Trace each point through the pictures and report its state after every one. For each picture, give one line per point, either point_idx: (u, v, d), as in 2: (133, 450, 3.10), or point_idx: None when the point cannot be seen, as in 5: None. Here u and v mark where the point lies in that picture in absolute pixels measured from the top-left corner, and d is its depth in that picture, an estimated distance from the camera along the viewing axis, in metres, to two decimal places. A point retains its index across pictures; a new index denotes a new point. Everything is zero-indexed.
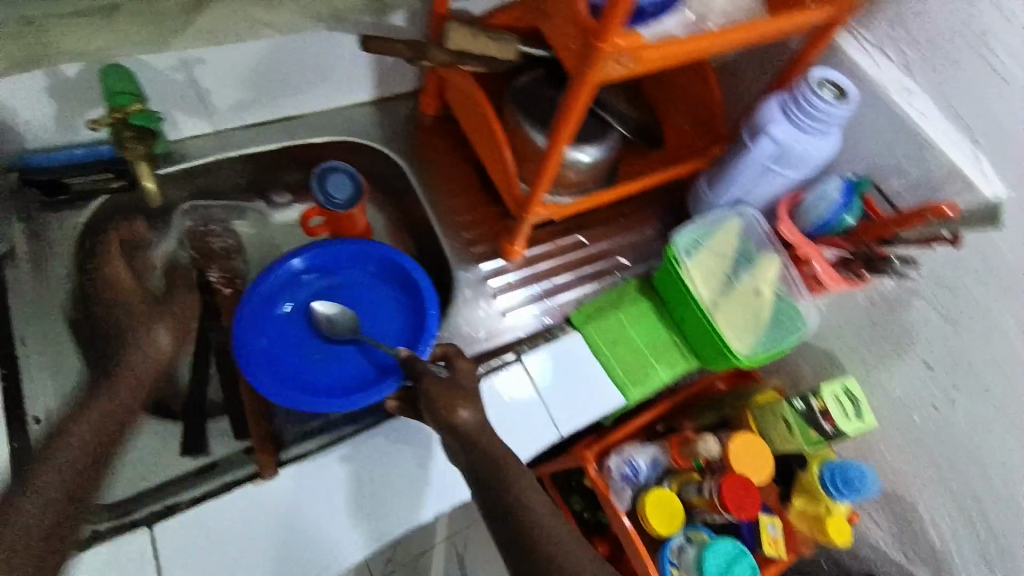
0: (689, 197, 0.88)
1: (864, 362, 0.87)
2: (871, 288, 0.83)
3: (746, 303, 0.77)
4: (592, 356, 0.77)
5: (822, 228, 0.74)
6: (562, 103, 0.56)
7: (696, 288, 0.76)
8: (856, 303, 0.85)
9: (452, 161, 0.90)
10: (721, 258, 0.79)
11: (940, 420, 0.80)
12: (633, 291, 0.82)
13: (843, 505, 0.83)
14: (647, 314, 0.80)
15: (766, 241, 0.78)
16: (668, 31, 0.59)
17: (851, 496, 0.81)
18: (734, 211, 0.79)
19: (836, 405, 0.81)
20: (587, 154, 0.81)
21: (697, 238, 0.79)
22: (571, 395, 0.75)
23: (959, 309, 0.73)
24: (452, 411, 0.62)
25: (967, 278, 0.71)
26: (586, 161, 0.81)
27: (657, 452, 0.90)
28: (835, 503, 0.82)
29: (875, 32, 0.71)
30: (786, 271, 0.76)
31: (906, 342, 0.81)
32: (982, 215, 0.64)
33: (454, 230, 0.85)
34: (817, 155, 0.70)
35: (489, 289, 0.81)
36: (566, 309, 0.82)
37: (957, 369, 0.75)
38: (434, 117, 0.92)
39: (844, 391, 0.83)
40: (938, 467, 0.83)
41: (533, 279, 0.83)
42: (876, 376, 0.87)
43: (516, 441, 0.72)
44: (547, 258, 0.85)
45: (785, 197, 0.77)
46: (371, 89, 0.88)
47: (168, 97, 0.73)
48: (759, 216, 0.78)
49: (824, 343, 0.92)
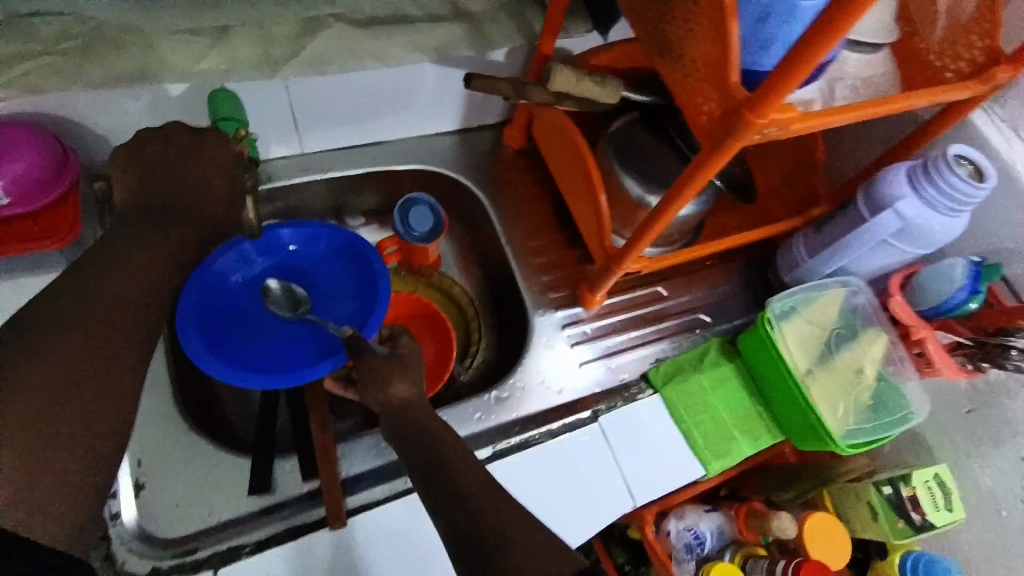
0: (778, 258, 0.83)
1: (959, 452, 0.80)
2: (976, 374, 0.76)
3: (842, 381, 0.72)
4: (671, 421, 0.73)
5: (941, 311, 0.69)
6: (697, 161, 0.52)
7: (793, 360, 0.71)
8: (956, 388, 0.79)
9: (532, 199, 0.87)
10: (818, 330, 0.74)
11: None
12: (718, 354, 0.76)
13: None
14: (730, 379, 0.75)
15: (870, 318, 0.73)
16: (811, 100, 0.58)
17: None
18: (837, 281, 0.74)
19: (928, 494, 0.74)
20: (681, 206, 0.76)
21: (794, 305, 0.74)
22: (646, 464, 0.70)
23: None
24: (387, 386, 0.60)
25: None
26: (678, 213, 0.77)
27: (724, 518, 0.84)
28: None
29: (1013, 108, 0.67)
30: (891, 350, 0.72)
31: (1010, 433, 0.74)
32: None
33: (529, 271, 0.81)
34: (944, 234, 0.66)
35: (564, 337, 0.78)
36: (641, 366, 0.77)
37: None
38: (517, 152, 0.89)
39: (934, 479, 0.76)
40: None
41: (610, 331, 0.79)
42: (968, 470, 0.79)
43: (586, 512, 0.66)
44: (625, 309, 0.81)
45: (896, 273, 0.73)
46: (457, 118, 0.86)
47: (264, 118, 0.73)
48: (864, 289, 0.74)
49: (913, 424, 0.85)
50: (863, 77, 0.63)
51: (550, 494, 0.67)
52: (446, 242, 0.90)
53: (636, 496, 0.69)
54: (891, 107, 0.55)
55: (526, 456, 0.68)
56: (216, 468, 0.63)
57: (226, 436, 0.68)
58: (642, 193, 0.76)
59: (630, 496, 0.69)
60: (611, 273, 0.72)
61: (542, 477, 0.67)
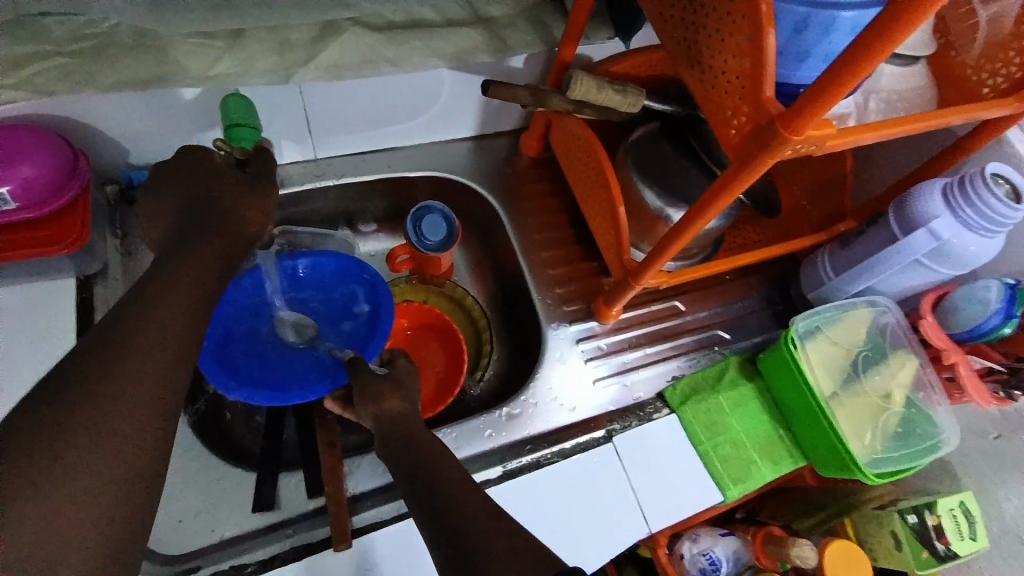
0: (800, 275, 0.81)
1: (990, 481, 0.76)
2: None
3: (870, 405, 0.69)
4: (688, 443, 0.71)
5: (973, 334, 0.66)
6: (720, 180, 0.50)
7: (817, 382, 0.68)
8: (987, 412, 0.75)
9: (548, 209, 0.85)
10: (845, 351, 0.71)
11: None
12: (737, 373, 0.74)
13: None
14: (749, 401, 0.72)
15: (899, 338, 0.71)
16: (844, 115, 0.56)
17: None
18: (864, 301, 0.72)
19: (952, 523, 0.71)
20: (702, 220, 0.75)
21: (819, 325, 0.72)
22: (662, 487, 0.68)
23: None
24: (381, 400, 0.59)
25: None
26: None
27: (741, 542, 0.81)
28: None
29: None
30: (921, 374, 0.69)
31: None
32: None
33: (543, 284, 0.79)
34: (979, 255, 0.63)
35: (578, 351, 0.75)
36: (657, 384, 0.75)
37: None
38: (534, 160, 0.88)
39: (960, 509, 0.73)
40: None
41: (626, 347, 0.77)
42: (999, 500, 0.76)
43: (599, 537, 0.64)
44: (641, 324, 0.79)
45: (927, 293, 0.70)
46: (473, 125, 0.85)
47: (278, 123, 0.72)
48: (894, 309, 0.71)
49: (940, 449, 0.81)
50: (897, 90, 0.62)
51: (563, 516, 0.64)
52: (459, 252, 0.89)
53: (650, 521, 0.66)
54: (930, 121, 0.52)
55: (538, 475, 0.66)
56: (222, 481, 0.62)
57: (233, 447, 0.66)
58: (662, 206, 0.76)
59: (644, 520, 0.66)
60: (628, 287, 0.69)
61: (554, 498, 0.65)
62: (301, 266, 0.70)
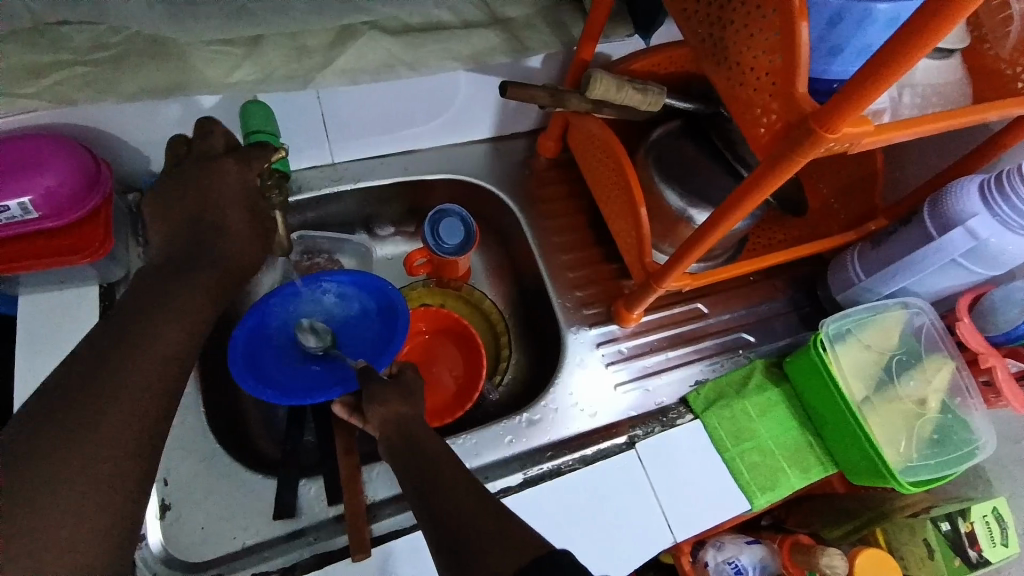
0: (828, 275, 0.78)
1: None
2: None
3: (905, 410, 0.67)
4: (713, 449, 0.69)
5: (1010, 337, 0.64)
6: (749, 181, 0.49)
7: (849, 387, 0.66)
8: None
9: (567, 209, 0.84)
10: (878, 354, 0.69)
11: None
12: (764, 376, 0.72)
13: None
14: (776, 405, 0.71)
15: (935, 341, 0.68)
16: (878, 110, 0.54)
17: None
18: (898, 302, 0.69)
19: (985, 529, 0.71)
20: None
21: (850, 327, 0.69)
22: (686, 495, 0.66)
23: None
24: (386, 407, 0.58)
25: None
26: None
27: (766, 550, 0.79)
28: None
29: None
30: (959, 379, 0.67)
31: None
32: None
33: (563, 285, 0.78)
34: (1021, 254, 0.61)
35: (598, 355, 0.74)
36: (680, 388, 0.73)
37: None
38: (552, 160, 0.86)
39: (992, 513, 0.72)
40: None
41: (648, 350, 0.75)
42: None
43: (622, 547, 0.63)
44: (665, 326, 0.77)
45: (965, 294, 0.68)
46: (490, 127, 0.84)
47: (296, 127, 0.72)
48: (929, 310, 0.68)
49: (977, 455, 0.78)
50: (933, 84, 0.59)
51: (584, 526, 0.63)
52: (476, 254, 0.88)
53: (674, 530, 0.65)
54: (970, 116, 0.50)
55: (559, 483, 0.65)
56: (240, 488, 0.62)
57: (252, 452, 0.66)
58: (685, 206, 0.74)
59: (668, 529, 0.65)
60: (651, 290, 0.68)
61: (574, 507, 0.64)
62: (325, 284, 0.69)
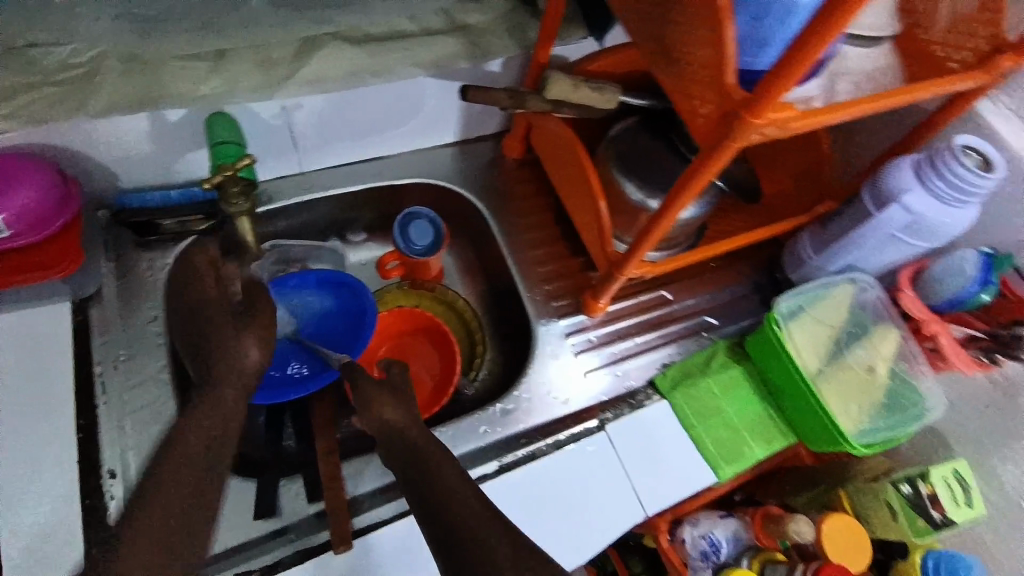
0: (786, 258, 0.82)
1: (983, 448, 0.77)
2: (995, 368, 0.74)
3: (857, 378, 0.71)
4: (681, 428, 0.72)
5: (951, 304, 0.68)
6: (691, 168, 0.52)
7: (802, 360, 0.70)
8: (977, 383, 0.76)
9: (535, 207, 0.87)
10: (829, 327, 0.73)
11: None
12: (726, 355, 0.76)
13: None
14: (739, 381, 0.74)
15: (881, 312, 0.72)
16: (810, 96, 0.58)
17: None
18: (845, 277, 0.74)
19: (945, 490, 0.72)
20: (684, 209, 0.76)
21: (801, 304, 0.73)
22: (656, 473, 0.69)
23: None
24: (373, 408, 0.58)
25: None
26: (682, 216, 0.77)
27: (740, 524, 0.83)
28: None
29: (1020, 96, 0.67)
30: (905, 346, 0.71)
31: None
32: None
33: (533, 281, 0.81)
34: (952, 226, 0.65)
35: (570, 345, 0.77)
36: (649, 372, 0.76)
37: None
38: (519, 161, 0.89)
39: (953, 475, 0.74)
40: None
41: (616, 337, 0.78)
42: (994, 470, 0.76)
43: (596, 525, 0.66)
44: (633, 314, 0.80)
45: (907, 266, 0.72)
46: (457, 131, 0.87)
47: (263, 138, 0.74)
48: (874, 284, 0.73)
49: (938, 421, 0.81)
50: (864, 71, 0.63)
51: (558, 507, 0.66)
52: (450, 256, 0.90)
53: (646, 506, 0.68)
54: (892, 99, 0.54)
55: (534, 467, 0.67)
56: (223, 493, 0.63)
57: None
58: (644, 199, 0.77)
59: (640, 505, 0.68)
60: (614, 279, 0.71)
61: (549, 490, 0.66)
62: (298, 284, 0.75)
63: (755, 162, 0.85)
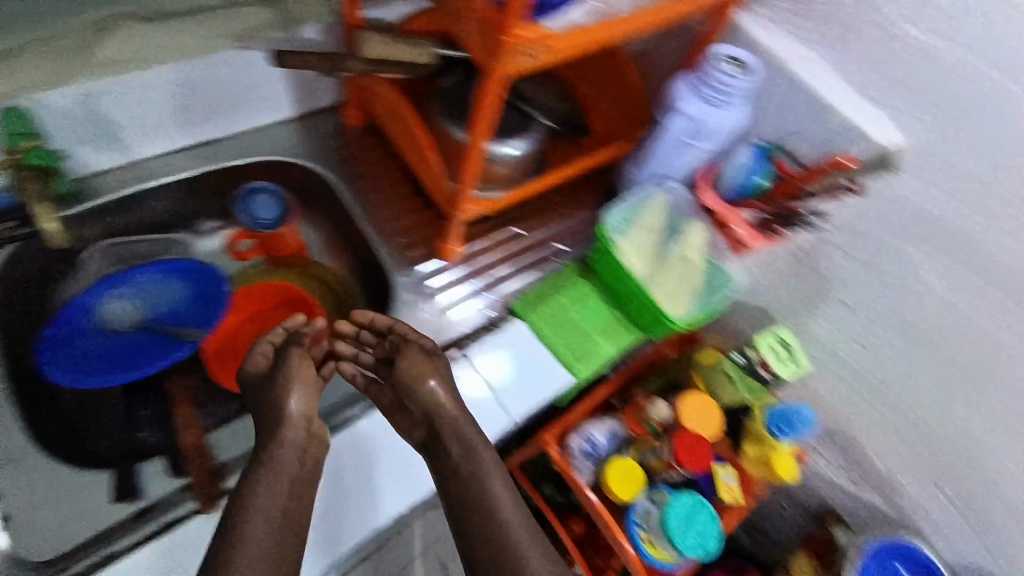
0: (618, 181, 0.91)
1: (794, 311, 0.92)
2: (792, 243, 0.87)
3: (680, 269, 0.82)
4: (539, 344, 0.79)
5: (740, 191, 0.80)
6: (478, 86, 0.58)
7: (631, 261, 0.80)
8: (783, 259, 0.89)
9: (382, 168, 0.89)
10: (652, 230, 0.84)
11: (881, 364, 0.84)
12: (571, 271, 0.84)
13: (783, 447, 0.87)
14: (585, 292, 0.82)
15: (691, 210, 0.83)
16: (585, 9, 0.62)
17: (788, 435, 0.85)
18: (659, 185, 0.84)
19: (771, 352, 0.87)
20: (511, 147, 0.82)
21: (626, 215, 0.83)
22: (518, 385, 0.77)
23: (866, 249, 0.78)
24: (417, 383, 0.66)
25: (883, 227, 0.75)
26: (513, 154, 0.82)
27: (612, 424, 0.93)
28: (780, 446, 0.86)
29: (770, 7, 0.77)
30: (712, 236, 0.82)
31: (829, 286, 0.85)
32: (879, 161, 0.71)
33: (390, 239, 0.85)
34: (727, 124, 0.77)
35: (431, 293, 0.82)
36: (508, 300, 0.83)
37: (894, 308, 0.79)
38: (361, 127, 0.92)
39: (777, 339, 0.88)
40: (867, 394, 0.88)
41: (472, 275, 0.84)
42: (808, 327, 0.90)
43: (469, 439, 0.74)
44: (487, 251, 0.87)
45: (704, 166, 0.83)
46: (290, 104, 0.88)
47: (67, 131, 0.71)
48: (682, 188, 0.84)
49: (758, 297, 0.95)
50: None
51: None
52: (310, 230, 0.91)
53: (510, 411, 0.77)
54: (643, 13, 0.63)
55: None
56: None
57: None
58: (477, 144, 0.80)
59: (506, 412, 0.76)
60: (455, 219, 0.77)
61: None
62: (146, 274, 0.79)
63: (580, 99, 0.92)
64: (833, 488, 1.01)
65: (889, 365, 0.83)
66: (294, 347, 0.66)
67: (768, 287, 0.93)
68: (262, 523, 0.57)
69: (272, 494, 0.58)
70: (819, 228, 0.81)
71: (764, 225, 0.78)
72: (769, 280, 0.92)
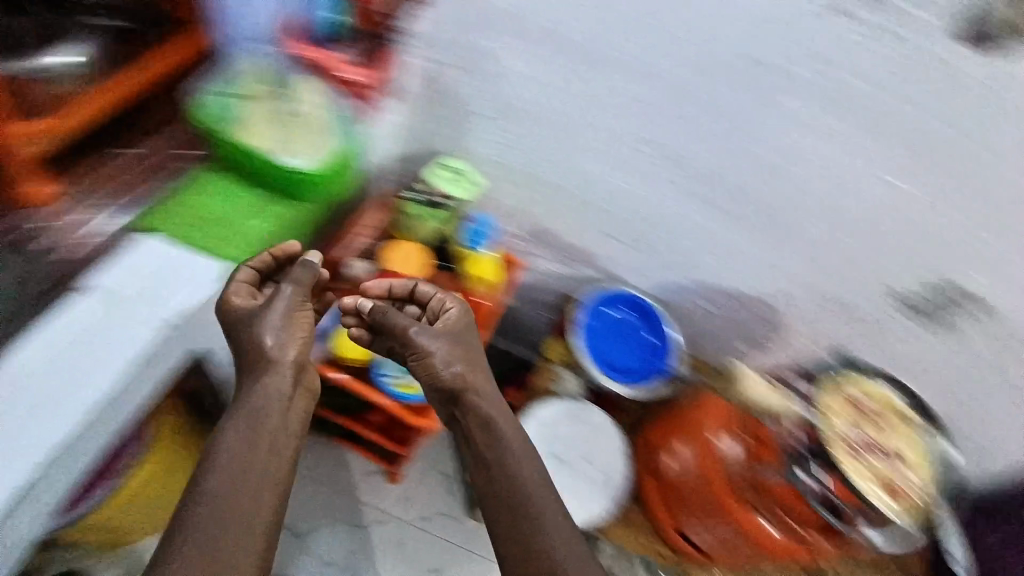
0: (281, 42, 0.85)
1: (453, 139, 0.89)
2: (415, 75, 0.85)
3: None
4: (179, 251, 0.74)
5: (325, 26, 0.85)
6: None
7: (316, 146, 0.85)
8: (417, 95, 0.87)
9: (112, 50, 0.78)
10: (284, 94, 0.84)
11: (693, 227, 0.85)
12: (216, 164, 0.84)
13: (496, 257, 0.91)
14: (302, 129, 0.85)
15: (358, 65, 0.85)
16: None
17: (481, 247, 0.89)
18: (292, 57, 0.86)
19: (442, 176, 0.87)
20: (250, 51, 0.85)
21: (245, 92, 0.83)
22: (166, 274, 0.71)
23: (473, 51, 0.80)
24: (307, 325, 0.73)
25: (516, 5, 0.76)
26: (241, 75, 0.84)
27: (369, 270, 0.89)
28: (498, 268, 0.89)
29: None
30: (373, 95, 0.87)
31: (457, 101, 0.85)
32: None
33: (105, 132, 0.80)
34: None
35: (138, 185, 0.81)
36: (193, 177, 0.83)
37: (686, 152, 0.78)
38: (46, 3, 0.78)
39: (444, 165, 0.87)
40: (540, 188, 0.90)
41: (177, 164, 0.84)
42: (465, 145, 0.89)
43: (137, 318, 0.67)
44: (188, 146, 0.85)
45: (356, 16, 0.84)
46: None
47: None
48: (355, 44, 0.85)
49: (526, 176, 0.90)
50: None
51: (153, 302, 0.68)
52: None
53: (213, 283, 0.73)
54: None
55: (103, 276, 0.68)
56: None
57: None
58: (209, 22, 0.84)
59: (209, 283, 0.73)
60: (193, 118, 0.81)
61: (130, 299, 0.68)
62: None
63: None
64: (561, 280, 0.98)
65: (605, 184, 0.85)
66: (287, 288, 0.72)
67: (533, 150, 0.87)
68: (228, 456, 0.62)
69: (242, 438, 0.63)
70: (456, 68, 0.82)
71: (368, 55, 0.85)
72: (417, 121, 0.90)
